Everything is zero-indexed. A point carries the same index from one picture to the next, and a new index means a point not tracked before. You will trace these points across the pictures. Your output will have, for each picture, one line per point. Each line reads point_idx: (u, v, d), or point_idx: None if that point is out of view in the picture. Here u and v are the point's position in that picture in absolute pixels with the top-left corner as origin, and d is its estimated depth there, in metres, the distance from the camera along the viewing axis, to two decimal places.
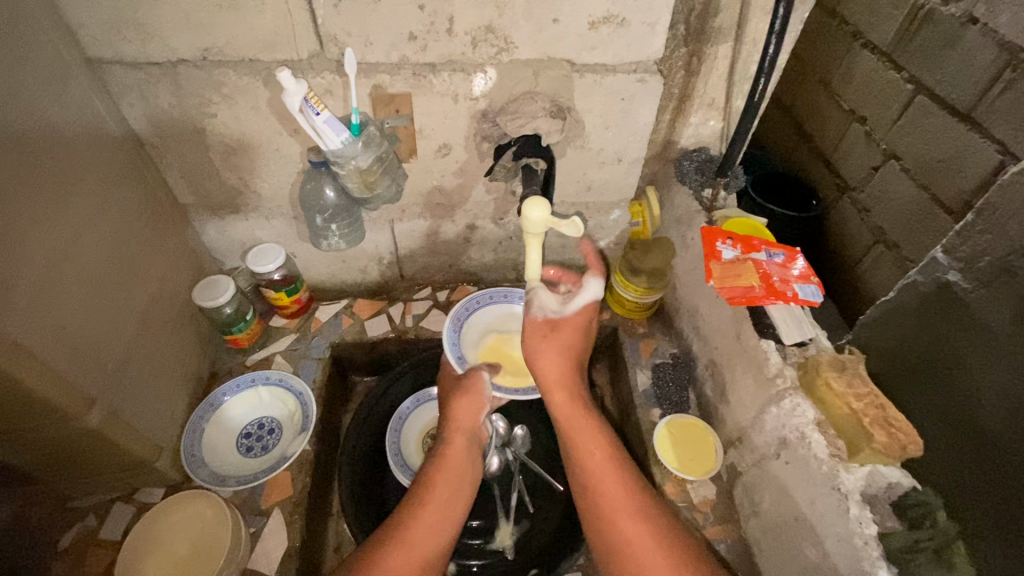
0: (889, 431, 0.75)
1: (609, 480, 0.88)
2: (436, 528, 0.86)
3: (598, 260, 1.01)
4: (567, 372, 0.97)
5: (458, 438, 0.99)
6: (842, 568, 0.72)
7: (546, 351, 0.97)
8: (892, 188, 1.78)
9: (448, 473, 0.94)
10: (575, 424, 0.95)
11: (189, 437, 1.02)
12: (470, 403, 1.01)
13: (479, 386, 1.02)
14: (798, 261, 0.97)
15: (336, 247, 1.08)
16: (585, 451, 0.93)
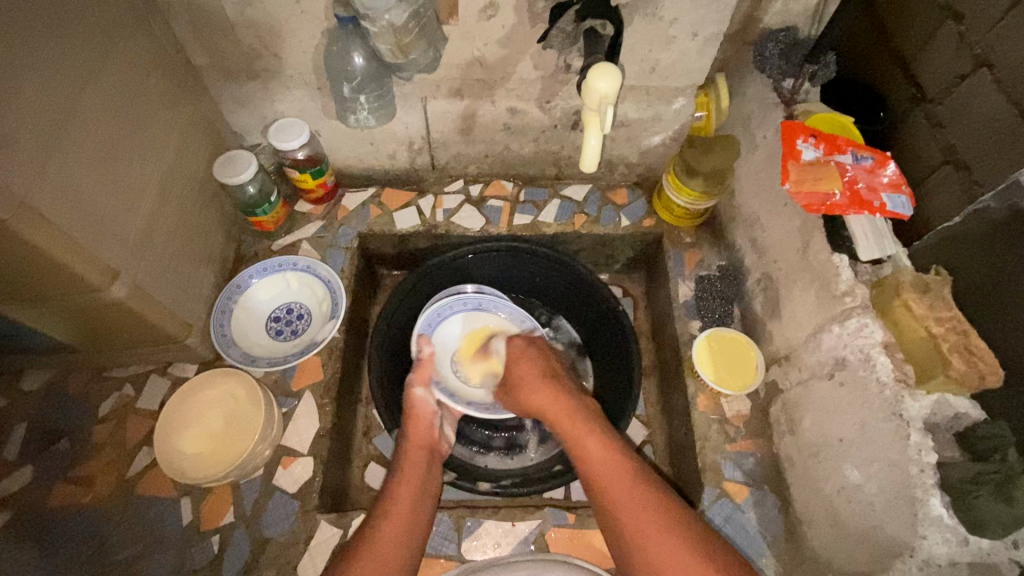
0: (969, 359, 0.68)
1: (617, 478, 0.82)
2: (399, 534, 0.81)
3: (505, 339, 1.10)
4: (548, 389, 0.97)
5: (415, 451, 0.94)
6: (887, 492, 0.70)
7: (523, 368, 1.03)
8: (978, 90, 0.74)
9: (408, 484, 0.89)
10: (574, 428, 0.90)
11: (218, 317, 1.01)
12: (418, 417, 0.98)
13: (421, 401, 1.00)
14: (890, 166, 0.84)
15: (365, 122, 1.03)
16: (591, 452, 0.87)
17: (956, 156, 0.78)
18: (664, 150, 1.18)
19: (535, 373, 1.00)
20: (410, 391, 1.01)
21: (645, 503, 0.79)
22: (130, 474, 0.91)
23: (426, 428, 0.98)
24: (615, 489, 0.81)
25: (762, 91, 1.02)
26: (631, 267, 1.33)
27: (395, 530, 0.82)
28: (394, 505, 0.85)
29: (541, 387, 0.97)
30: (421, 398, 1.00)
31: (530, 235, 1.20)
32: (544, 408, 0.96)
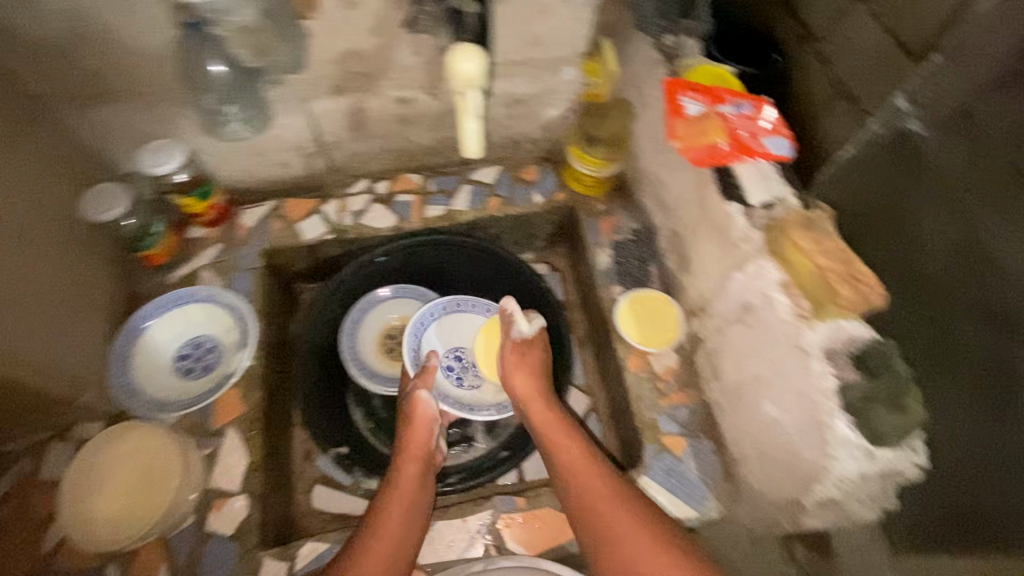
0: (856, 287, 0.72)
1: (593, 482, 0.84)
2: (392, 547, 0.79)
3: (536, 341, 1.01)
4: (531, 384, 0.97)
5: (411, 463, 0.91)
6: (800, 421, 0.74)
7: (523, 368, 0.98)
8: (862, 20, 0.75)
9: (403, 495, 0.86)
10: (555, 439, 0.91)
11: (117, 366, 0.94)
12: (420, 425, 0.95)
13: (423, 405, 0.96)
14: (769, 109, 0.86)
15: (237, 133, 0.93)
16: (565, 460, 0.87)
17: (847, 88, 0.78)
18: (564, 121, 1.17)
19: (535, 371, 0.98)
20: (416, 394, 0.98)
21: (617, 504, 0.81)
22: (43, 551, 0.84)
23: (424, 434, 0.95)
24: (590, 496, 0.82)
25: (646, 51, 1.02)
26: (553, 242, 1.33)
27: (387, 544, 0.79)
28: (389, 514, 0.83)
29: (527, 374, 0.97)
30: (425, 405, 0.97)
31: (447, 225, 1.18)
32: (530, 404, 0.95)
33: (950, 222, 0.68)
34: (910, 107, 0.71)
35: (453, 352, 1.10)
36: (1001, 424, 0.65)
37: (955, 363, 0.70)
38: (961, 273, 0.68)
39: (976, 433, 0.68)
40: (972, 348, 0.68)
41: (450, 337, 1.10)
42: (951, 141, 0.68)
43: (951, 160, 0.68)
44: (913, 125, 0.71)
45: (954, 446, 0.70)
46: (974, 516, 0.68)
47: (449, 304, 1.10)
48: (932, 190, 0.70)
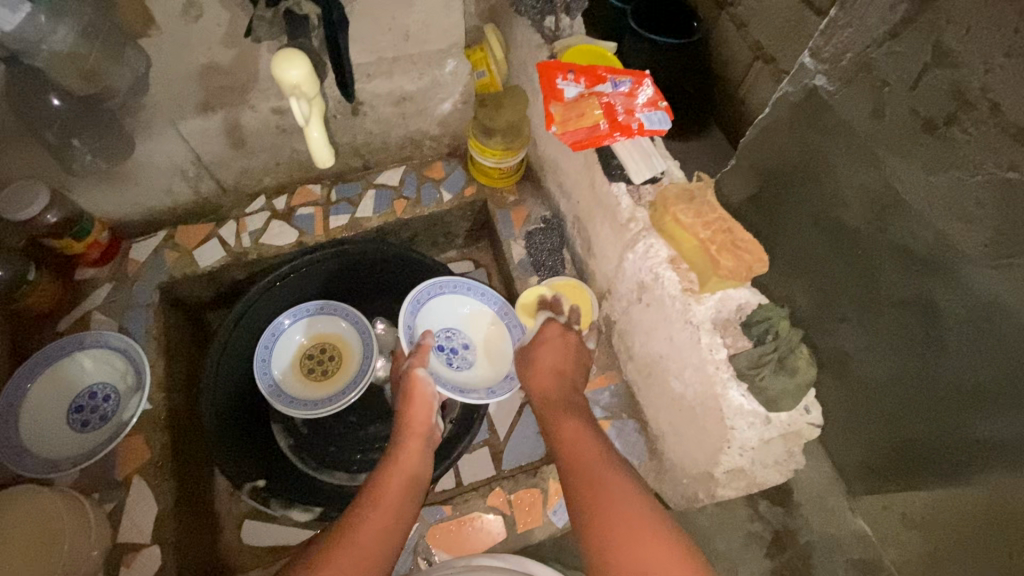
0: (737, 253, 0.72)
1: (601, 465, 0.73)
2: (389, 520, 0.72)
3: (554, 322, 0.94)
4: (560, 376, 0.89)
5: (413, 441, 0.86)
6: (699, 395, 0.74)
7: (546, 349, 0.92)
8: None
9: (404, 470, 0.80)
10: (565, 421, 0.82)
11: (0, 428, 0.87)
12: (419, 403, 0.90)
13: (422, 383, 0.91)
14: (646, 84, 0.85)
15: (94, 165, 0.89)
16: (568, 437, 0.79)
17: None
18: (461, 114, 1.14)
19: (557, 363, 0.90)
20: (413, 372, 0.92)
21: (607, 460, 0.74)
22: None
23: (424, 413, 0.90)
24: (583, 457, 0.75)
25: (527, 36, 1.00)
26: (473, 238, 1.31)
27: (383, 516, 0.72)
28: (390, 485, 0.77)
29: (548, 366, 0.90)
30: (422, 381, 0.91)
31: (353, 235, 1.14)
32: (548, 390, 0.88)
33: (868, 174, 0.67)
34: (814, 66, 0.71)
35: (445, 332, 1.03)
36: (932, 361, 0.69)
37: (880, 304, 0.73)
38: (876, 222, 0.68)
39: (909, 372, 0.73)
40: (894, 295, 0.70)
41: (445, 318, 1.04)
42: (849, 95, 0.67)
43: (856, 115, 0.67)
44: (818, 81, 0.71)
45: (888, 382, 0.77)
46: (919, 449, 0.76)
47: (449, 285, 1.04)
48: (838, 142, 0.70)
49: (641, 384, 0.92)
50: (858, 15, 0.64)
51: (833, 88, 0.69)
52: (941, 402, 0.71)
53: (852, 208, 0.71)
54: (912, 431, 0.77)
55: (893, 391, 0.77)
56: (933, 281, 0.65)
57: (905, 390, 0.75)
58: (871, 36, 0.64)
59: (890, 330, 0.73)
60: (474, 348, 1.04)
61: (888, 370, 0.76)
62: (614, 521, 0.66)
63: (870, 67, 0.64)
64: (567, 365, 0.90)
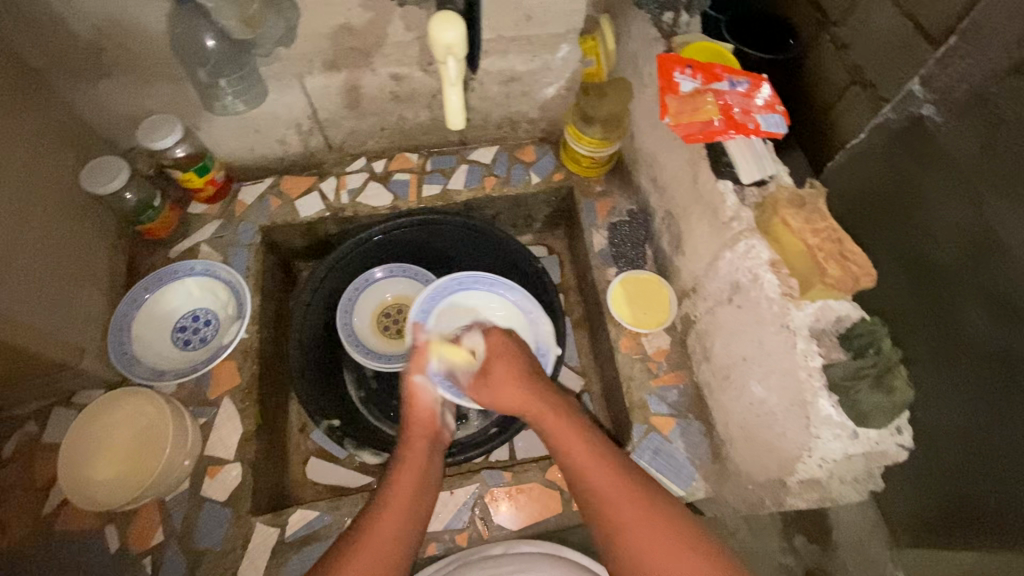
0: (843, 264, 0.71)
1: (613, 481, 0.73)
2: (393, 537, 0.73)
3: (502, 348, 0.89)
4: (520, 380, 0.84)
5: (417, 443, 0.84)
6: (783, 400, 0.74)
7: (495, 363, 0.88)
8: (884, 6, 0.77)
9: (408, 478, 0.79)
10: (557, 430, 0.79)
11: (116, 335, 0.95)
12: (420, 407, 0.87)
13: (421, 390, 0.87)
14: (764, 87, 0.85)
15: (234, 108, 0.92)
16: (580, 452, 0.76)
17: (862, 75, 0.83)
18: (562, 100, 1.16)
19: (509, 378, 0.84)
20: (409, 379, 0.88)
21: (626, 481, 0.73)
22: (46, 511, 0.88)
23: (427, 416, 0.87)
24: (592, 479, 0.74)
25: (643, 28, 1.01)
26: (551, 224, 1.32)
27: (386, 534, 0.73)
28: (394, 496, 0.76)
29: (506, 379, 0.84)
30: (422, 387, 0.88)
31: (442, 204, 1.18)
32: (519, 402, 0.83)
33: (965, 213, 0.68)
34: (923, 94, 0.74)
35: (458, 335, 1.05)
36: (1001, 424, 0.67)
37: (957, 350, 0.71)
38: (968, 261, 0.68)
39: (984, 422, 0.69)
40: (978, 337, 0.68)
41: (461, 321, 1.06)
42: (954, 126, 0.69)
43: (955, 145, 0.69)
44: (926, 111, 0.73)
45: (960, 436, 0.72)
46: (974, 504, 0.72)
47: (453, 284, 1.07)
48: (932, 170, 0.72)
49: (713, 386, 0.92)
50: (978, 50, 0.66)
51: (939, 117, 0.71)
52: (1008, 475, 0.67)
53: (940, 241, 0.72)
54: (983, 501, 0.71)
55: (963, 447, 0.72)
56: (1014, 329, 0.64)
57: (983, 459, 0.70)
58: (984, 70, 0.66)
59: (970, 376, 0.70)
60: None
61: (969, 427, 0.71)
62: (636, 536, 0.69)
63: (981, 99, 0.66)
64: (518, 367, 0.86)
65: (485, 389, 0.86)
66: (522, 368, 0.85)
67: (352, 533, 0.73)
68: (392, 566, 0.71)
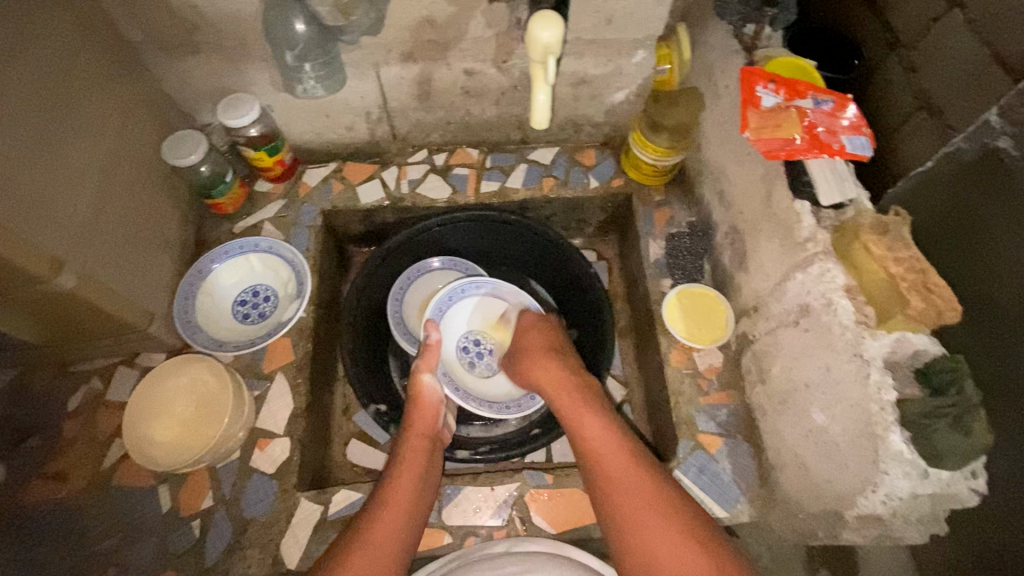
0: (927, 296, 0.68)
1: (618, 469, 0.80)
2: (398, 528, 0.78)
3: (546, 333, 1.03)
4: (551, 359, 0.96)
5: (417, 441, 0.91)
6: (850, 431, 0.71)
7: (529, 335, 1.04)
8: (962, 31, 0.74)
9: (410, 474, 0.85)
10: (576, 408, 0.89)
11: (181, 304, 0.99)
12: (426, 406, 0.95)
13: (429, 388, 0.96)
14: (850, 108, 0.83)
15: (314, 92, 0.98)
16: (589, 436, 0.85)
17: (931, 100, 0.80)
18: (629, 106, 1.15)
19: (545, 347, 1.00)
20: (420, 377, 0.97)
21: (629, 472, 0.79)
22: (105, 465, 0.91)
23: (430, 415, 0.95)
24: (601, 459, 0.82)
25: (722, 39, 1.00)
26: (603, 230, 1.31)
27: (390, 528, 0.78)
28: (395, 491, 0.82)
29: (542, 355, 0.98)
30: (429, 386, 0.97)
31: (498, 202, 1.18)
32: (548, 378, 0.95)
33: None
34: (1000, 125, 0.70)
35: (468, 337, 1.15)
36: None
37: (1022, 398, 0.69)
38: None
39: None
40: None
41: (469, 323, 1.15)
42: None
43: None
44: (1002, 143, 0.70)
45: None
46: None
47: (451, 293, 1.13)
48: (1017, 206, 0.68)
49: (766, 410, 0.90)
50: None
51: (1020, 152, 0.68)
52: None
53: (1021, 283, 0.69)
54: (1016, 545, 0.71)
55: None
56: None
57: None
58: None
59: None
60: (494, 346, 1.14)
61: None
62: (639, 521, 0.75)
63: None
64: (551, 343, 1.01)
65: (524, 363, 0.99)
66: (551, 338, 1.03)
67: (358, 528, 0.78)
68: (399, 553, 0.77)
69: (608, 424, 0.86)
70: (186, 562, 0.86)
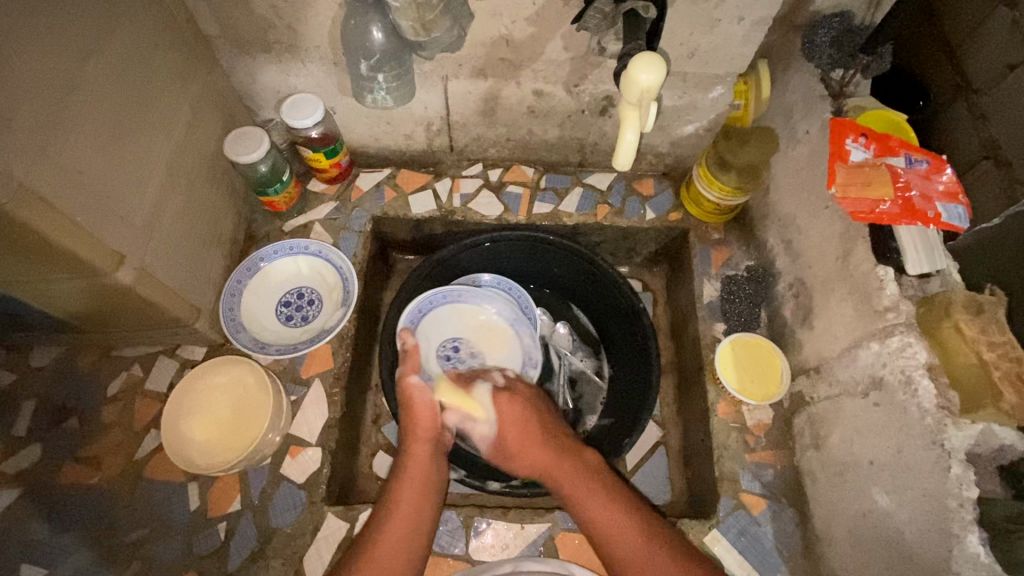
0: (1021, 389, 0.64)
1: (634, 550, 0.75)
2: (401, 550, 0.76)
3: (518, 420, 0.89)
4: (537, 438, 0.87)
5: (419, 446, 0.86)
6: (920, 522, 0.67)
7: (508, 433, 0.89)
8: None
9: (412, 488, 0.82)
10: (578, 488, 0.82)
11: (228, 300, 0.98)
12: (421, 408, 0.88)
13: (420, 392, 0.89)
14: (947, 171, 0.78)
15: (383, 102, 0.98)
16: (597, 515, 0.79)
17: (998, 151, 0.73)
18: (696, 140, 1.11)
19: (521, 432, 0.88)
20: (407, 380, 0.90)
21: (634, 538, 0.76)
22: (139, 456, 0.91)
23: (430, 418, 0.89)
24: (612, 537, 0.77)
25: (808, 82, 0.95)
26: (652, 261, 1.26)
27: (393, 552, 0.75)
28: (398, 508, 0.79)
29: (529, 441, 0.87)
30: (420, 389, 0.89)
31: (550, 224, 1.14)
32: (540, 464, 0.86)
33: None
34: None
35: (450, 343, 1.12)
36: None
37: None
38: None
39: None
40: None
41: (448, 327, 1.12)
42: None
43: None
44: None
45: None
46: None
47: (426, 304, 1.09)
48: None
49: (818, 478, 0.85)
50: None
51: None
52: None
53: None
54: None
55: None
56: None
57: None
58: None
59: None
60: (476, 349, 1.12)
61: None
62: None
63: None
64: (539, 426, 0.89)
65: (506, 455, 0.89)
66: (536, 421, 0.90)
67: (362, 549, 0.76)
68: (405, 574, 0.75)
69: (613, 503, 0.80)
70: (209, 565, 0.85)
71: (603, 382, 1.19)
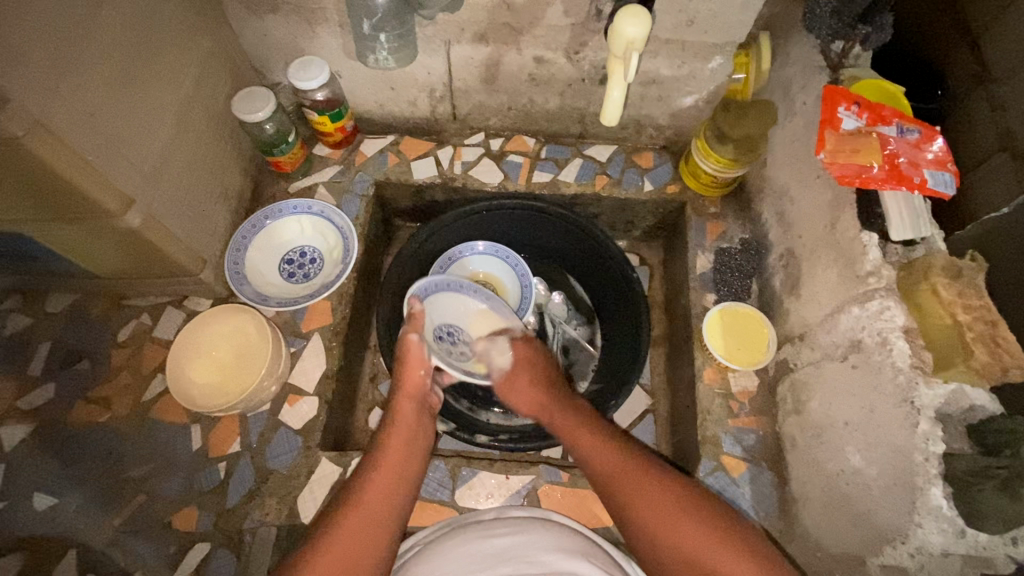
0: (993, 350, 0.65)
1: (635, 481, 0.74)
2: (384, 501, 0.76)
3: (539, 367, 0.95)
4: (540, 387, 0.92)
5: (406, 404, 0.88)
6: (888, 478, 0.69)
7: (519, 367, 0.95)
8: None
9: (396, 444, 0.83)
10: (569, 428, 0.84)
11: (232, 255, 1.02)
12: (412, 365, 0.90)
13: (414, 345, 0.91)
14: (938, 141, 0.79)
15: (385, 63, 1.03)
16: (593, 450, 0.79)
17: (1015, 142, 0.71)
18: (696, 113, 1.12)
19: (534, 379, 0.93)
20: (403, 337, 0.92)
21: (641, 473, 0.74)
22: (146, 398, 0.96)
23: (417, 375, 0.91)
24: (604, 460, 0.78)
25: (807, 54, 0.95)
26: (650, 235, 1.28)
27: (375, 501, 0.75)
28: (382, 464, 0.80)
29: (531, 385, 0.93)
30: (413, 343, 0.91)
31: (549, 193, 1.16)
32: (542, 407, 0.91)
33: None
34: None
35: (444, 327, 1.02)
36: None
37: None
38: None
39: None
40: None
41: (447, 314, 1.03)
42: None
43: None
44: None
45: None
46: None
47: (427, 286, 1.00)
48: None
49: (795, 442, 0.87)
50: None
51: None
52: None
53: None
54: None
55: None
56: None
57: None
58: None
59: None
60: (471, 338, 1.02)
61: None
62: (664, 535, 0.68)
63: None
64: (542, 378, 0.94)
65: (508, 394, 0.95)
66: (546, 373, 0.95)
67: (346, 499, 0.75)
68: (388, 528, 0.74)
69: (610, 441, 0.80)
70: (208, 500, 0.90)
71: (596, 350, 1.21)
